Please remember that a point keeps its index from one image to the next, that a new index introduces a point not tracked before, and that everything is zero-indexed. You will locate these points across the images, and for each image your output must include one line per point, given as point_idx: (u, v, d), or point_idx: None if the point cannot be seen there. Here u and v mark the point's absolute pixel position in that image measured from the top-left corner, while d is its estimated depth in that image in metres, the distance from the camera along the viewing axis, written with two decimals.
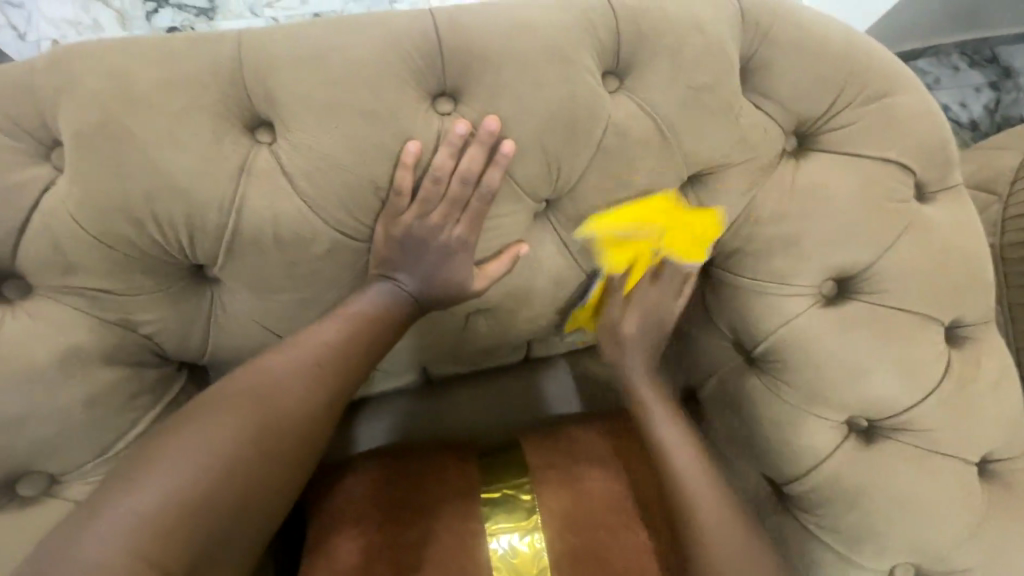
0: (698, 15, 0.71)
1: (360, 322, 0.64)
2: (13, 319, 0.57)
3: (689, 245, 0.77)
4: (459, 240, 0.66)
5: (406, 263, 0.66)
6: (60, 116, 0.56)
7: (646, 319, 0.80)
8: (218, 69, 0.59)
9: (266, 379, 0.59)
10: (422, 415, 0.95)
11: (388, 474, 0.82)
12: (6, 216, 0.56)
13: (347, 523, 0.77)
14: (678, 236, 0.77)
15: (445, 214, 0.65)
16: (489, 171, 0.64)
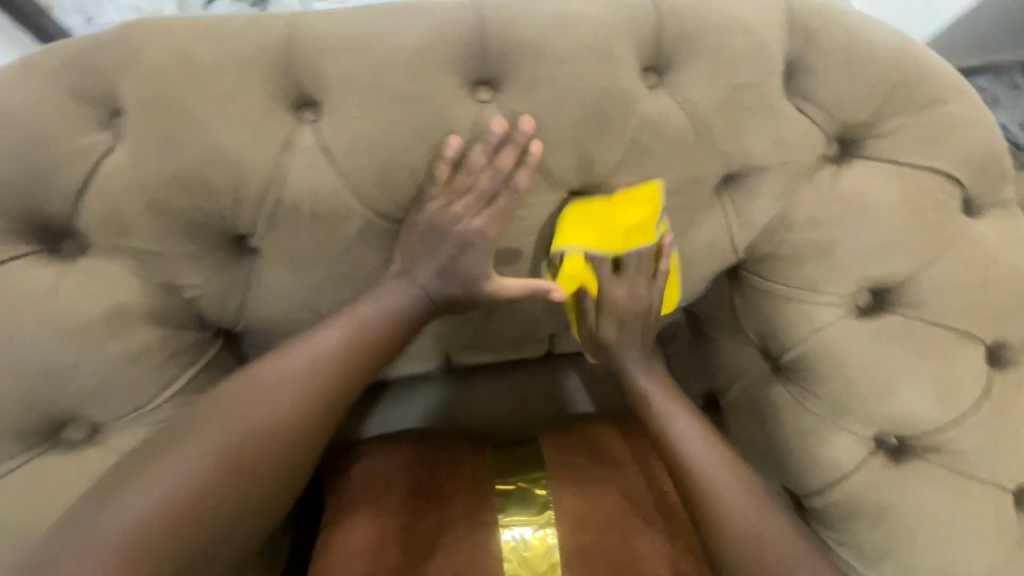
0: (744, 16, 0.70)
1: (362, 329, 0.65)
2: (69, 274, 0.60)
3: (633, 233, 0.71)
4: (476, 232, 0.67)
5: (421, 265, 0.67)
6: (124, 87, 0.59)
7: (638, 324, 0.77)
8: (272, 48, 0.61)
9: (259, 389, 0.60)
10: (437, 404, 0.96)
11: (403, 459, 0.84)
12: (68, 177, 0.59)
13: (359, 509, 0.78)
14: (618, 228, 0.71)
15: (467, 206, 0.66)
16: (520, 172, 0.66)
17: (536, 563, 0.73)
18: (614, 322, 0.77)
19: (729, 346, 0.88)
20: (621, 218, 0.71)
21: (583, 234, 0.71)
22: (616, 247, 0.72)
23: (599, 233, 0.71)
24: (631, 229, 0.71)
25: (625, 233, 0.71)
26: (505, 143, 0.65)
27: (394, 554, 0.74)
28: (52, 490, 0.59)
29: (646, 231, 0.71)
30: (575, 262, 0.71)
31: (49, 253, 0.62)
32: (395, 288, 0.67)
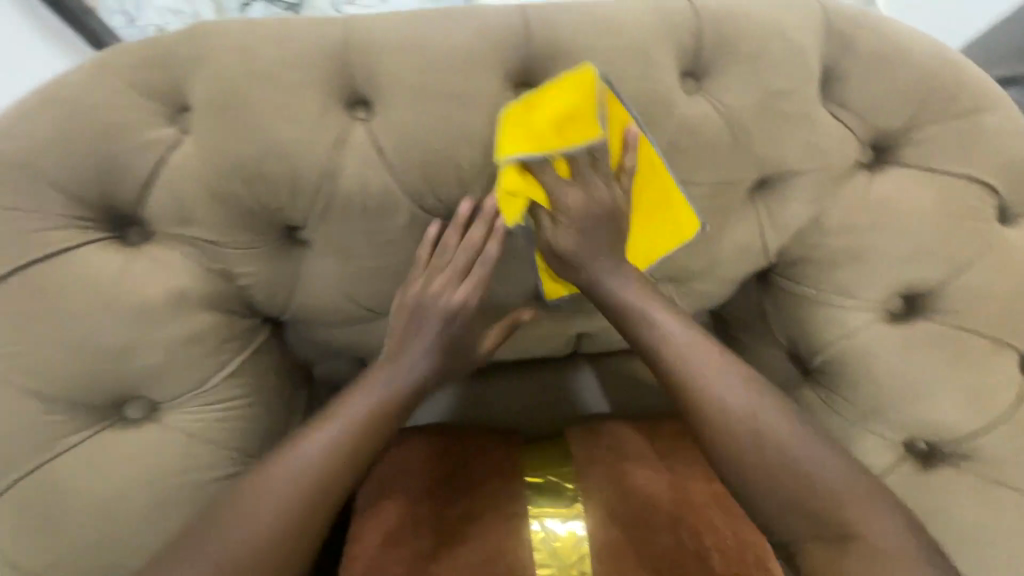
0: (781, 24, 0.72)
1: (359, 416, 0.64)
2: (135, 260, 0.64)
3: (575, 125, 0.63)
4: (459, 304, 0.68)
5: (410, 347, 0.69)
6: (192, 85, 0.63)
7: (603, 227, 0.68)
8: (330, 50, 0.64)
9: (273, 480, 0.60)
10: (460, 400, 0.98)
11: (433, 450, 0.86)
12: (138, 168, 0.63)
13: (387, 498, 0.81)
14: (556, 120, 0.63)
15: (446, 282, 0.68)
16: (488, 243, 0.68)
17: (565, 554, 0.75)
18: (570, 230, 0.67)
19: (758, 349, 0.89)
20: (548, 109, 0.63)
21: (517, 140, 0.63)
22: (557, 143, 0.63)
23: (533, 132, 0.63)
24: (570, 120, 0.63)
25: (563, 123, 0.62)
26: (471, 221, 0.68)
27: (427, 540, 0.77)
28: (116, 462, 0.63)
29: (589, 122, 0.63)
30: (513, 172, 0.64)
31: (116, 238, 0.65)
32: (388, 372, 0.68)
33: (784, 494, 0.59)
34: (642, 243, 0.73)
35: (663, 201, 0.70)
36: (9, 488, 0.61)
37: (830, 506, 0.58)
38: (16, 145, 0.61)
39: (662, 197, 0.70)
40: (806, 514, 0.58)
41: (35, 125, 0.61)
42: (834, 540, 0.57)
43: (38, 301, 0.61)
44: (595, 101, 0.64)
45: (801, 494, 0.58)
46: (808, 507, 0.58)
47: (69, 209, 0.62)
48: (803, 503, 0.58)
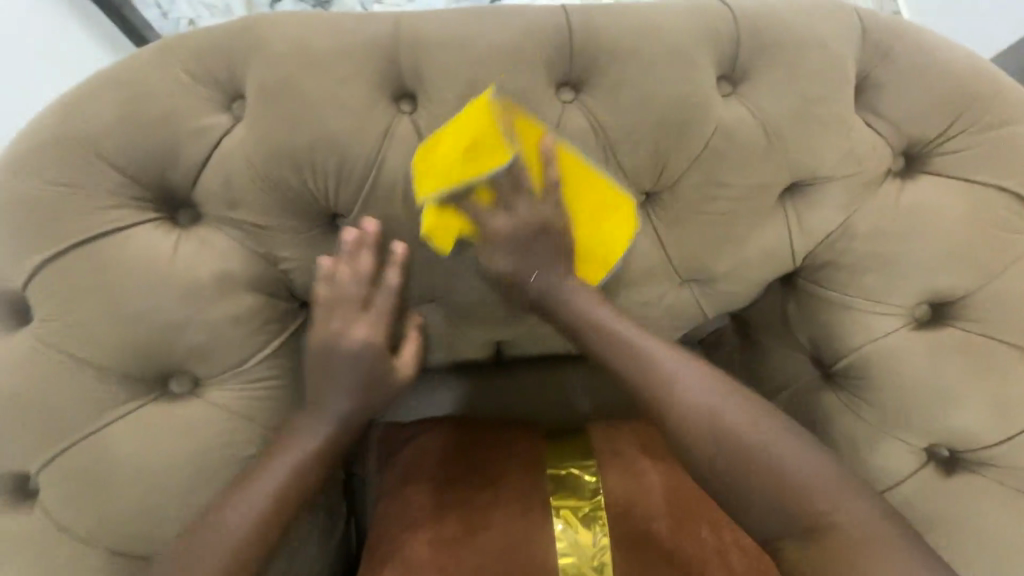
0: (819, 32, 0.73)
1: (290, 475, 0.64)
2: (186, 241, 0.66)
3: (483, 156, 0.65)
4: (362, 338, 0.67)
5: (329, 392, 0.67)
6: (248, 74, 0.66)
7: (542, 243, 0.68)
8: (377, 44, 0.67)
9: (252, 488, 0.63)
10: (473, 397, 0.99)
11: (449, 445, 0.88)
12: (193, 152, 0.65)
13: (412, 486, 0.84)
14: (464, 152, 0.65)
15: (345, 318, 0.67)
16: (389, 271, 0.68)
17: (588, 545, 0.75)
18: (505, 252, 0.68)
19: (781, 352, 0.89)
20: (456, 143, 0.65)
21: (432, 178, 0.66)
22: (468, 175, 0.65)
23: (444, 168, 0.65)
24: (479, 151, 0.65)
25: (472, 155, 0.65)
26: (360, 248, 0.67)
27: (450, 523, 0.79)
28: (160, 435, 0.65)
29: (497, 148, 0.65)
30: (434, 212, 0.67)
31: (168, 218, 0.68)
32: (313, 424, 0.66)
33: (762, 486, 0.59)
34: (592, 257, 0.74)
35: (601, 210, 0.72)
36: (60, 455, 0.64)
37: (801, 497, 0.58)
38: (79, 128, 0.64)
39: (602, 211, 0.72)
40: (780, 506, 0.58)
41: (97, 110, 0.64)
42: (805, 535, 0.57)
43: (93, 277, 0.63)
44: (498, 125, 0.65)
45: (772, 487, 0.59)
46: (785, 501, 0.58)
47: (126, 190, 0.65)
48: (779, 495, 0.59)
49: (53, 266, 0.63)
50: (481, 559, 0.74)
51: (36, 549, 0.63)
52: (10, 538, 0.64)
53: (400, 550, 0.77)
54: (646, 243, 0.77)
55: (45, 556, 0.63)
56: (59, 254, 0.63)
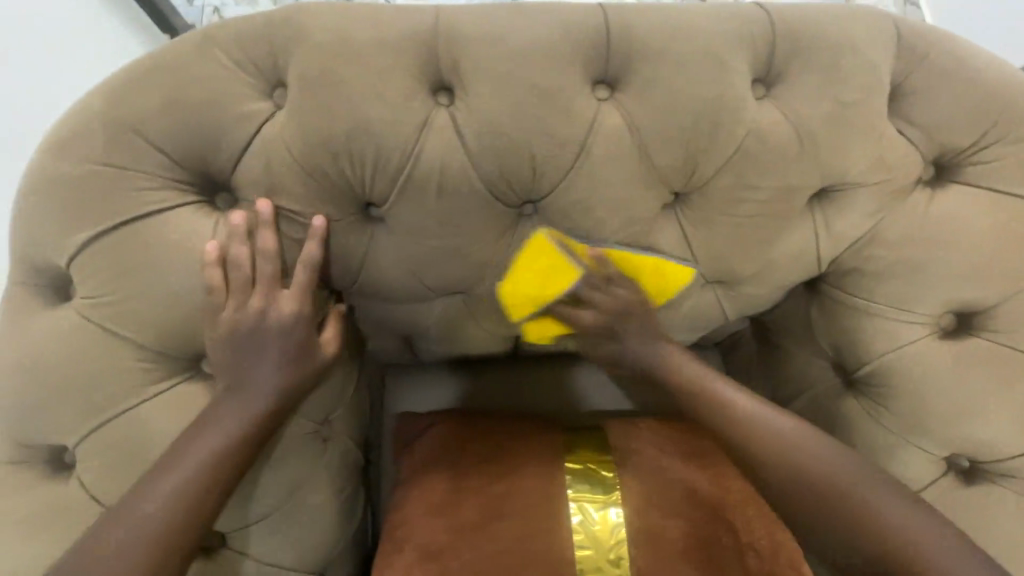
0: (856, 37, 0.73)
1: (231, 438, 0.63)
2: (223, 223, 0.67)
3: (555, 282, 0.78)
4: (289, 316, 0.67)
5: (255, 369, 0.66)
6: (289, 61, 0.66)
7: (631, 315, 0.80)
8: (418, 37, 0.67)
9: (201, 441, 0.63)
10: (476, 392, 1.00)
11: (457, 434, 0.89)
12: (234, 136, 0.66)
13: (433, 472, 0.85)
14: (540, 283, 0.78)
15: (264, 296, 0.66)
16: (308, 244, 0.68)
17: (604, 538, 0.76)
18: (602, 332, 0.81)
19: (802, 356, 0.90)
20: (532, 279, 0.77)
21: (524, 306, 0.81)
22: (554, 298, 0.79)
23: (528, 298, 0.79)
24: (551, 280, 0.78)
25: (548, 285, 0.78)
26: (256, 228, 0.66)
27: (469, 510, 0.79)
28: (194, 413, 0.67)
29: (563, 273, 0.77)
30: (535, 327, 0.85)
31: (207, 202, 0.69)
32: (242, 397, 0.65)
33: (841, 518, 0.67)
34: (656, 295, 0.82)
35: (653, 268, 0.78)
36: (97, 429, 0.65)
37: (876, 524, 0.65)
38: (125, 112, 0.65)
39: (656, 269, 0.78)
40: (858, 535, 0.66)
41: (142, 95, 0.65)
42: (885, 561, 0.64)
43: (135, 256, 0.65)
44: (555, 258, 0.76)
45: (847, 514, 0.67)
46: (860, 528, 0.66)
47: (169, 172, 0.66)
48: (855, 523, 0.66)
49: (96, 245, 0.64)
50: (500, 548, 0.75)
51: (71, 522, 0.65)
52: (48, 509, 0.65)
53: (420, 534, 0.78)
54: (674, 243, 0.77)
55: (79, 526, 0.65)
56: (102, 233, 0.64)
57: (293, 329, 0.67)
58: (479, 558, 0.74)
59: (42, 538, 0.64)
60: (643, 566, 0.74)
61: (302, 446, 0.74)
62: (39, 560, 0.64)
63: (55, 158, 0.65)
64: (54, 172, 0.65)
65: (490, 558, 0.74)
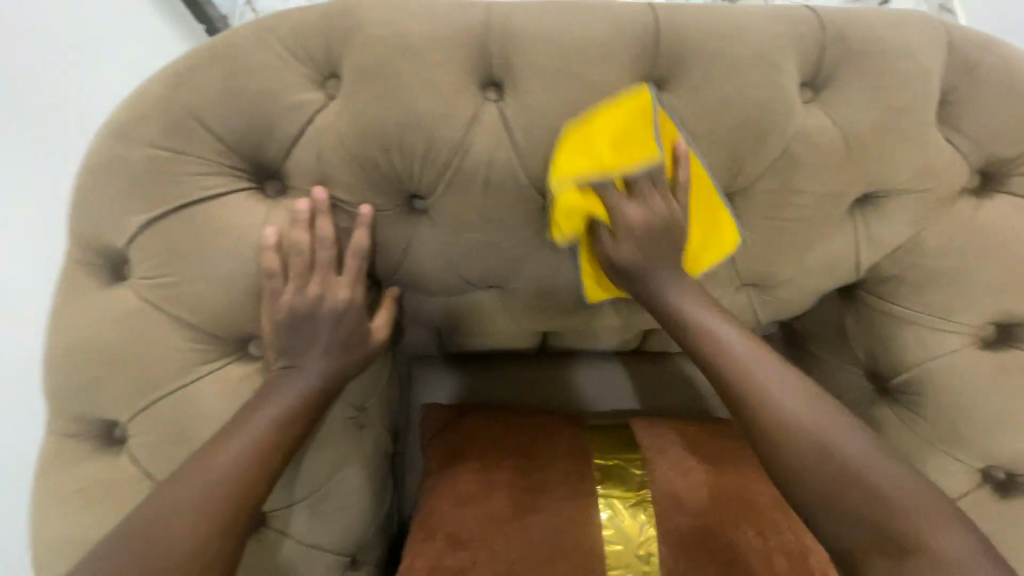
0: (907, 44, 0.73)
1: (280, 418, 0.65)
2: (275, 210, 0.69)
3: (630, 148, 0.68)
4: (343, 302, 0.69)
5: (309, 352, 0.68)
6: (344, 53, 0.67)
7: (661, 240, 0.69)
8: (470, 33, 0.68)
9: (254, 421, 0.65)
10: (499, 386, 1.01)
11: (487, 427, 0.89)
12: (288, 126, 0.68)
13: (461, 464, 0.85)
14: (611, 140, 0.67)
15: (325, 282, 0.68)
16: (357, 234, 0.69)
17: (634, 533, 0.77)
18: (631, 243, 0.69)
19: (835, 362, 0.90)
20: (607, 130, 0.67)
21: (571, 162, 0.67)
22: (611, 165, 0.67)
23: (590, 155, 0.67)
24: (626, 141, 0.68)
25: (616, 142, 0.67)
26: (316, 216, 0.68)
27: (500, 502, 0.80)
28: (241, 395, 0.69)
29: (643, 142, 0.68)
30: (573, 192, 0.67)
31: (258, 188, 0.70)
32: (295, 377, 0.68)
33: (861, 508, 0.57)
34: (695, 257, 0.75)
35: (709, 216, 0.73)
36: (149, 406, 0.68)
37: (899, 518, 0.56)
38: (183, 101, 0.67)
39: (711, 216, 0.73)
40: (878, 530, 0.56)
41: (199, 84, 0.67)
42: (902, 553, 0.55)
43: (190, 240, 0.67)
44: (648, 122, 0.68)
45: (868, 504, 0.57)
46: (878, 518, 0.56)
47: (224, 159, 0.68)
48: (868, 512, 0.57)
49: (154, 227, 0.67)
50: (531, 541, 0.76)
51: (123, 497, 0.68)
52: (103, 482, 0.68)
53: (451, 523, 0.79)
54: None
55: (132, 499, 0.68)
56: (160, 216, 0.67)
57: (344, 316, 0.69)
58: (511, 548, 0.76)
59: (98, 511, 0.68)
60: (672, 564, 0.75)
61: (341, 432, 0.76)
62: (96, 531, 0.67)
63: (115, 143, 0.67)
64: (115, 156, 0.67)
65: (521, 550, 0.75)
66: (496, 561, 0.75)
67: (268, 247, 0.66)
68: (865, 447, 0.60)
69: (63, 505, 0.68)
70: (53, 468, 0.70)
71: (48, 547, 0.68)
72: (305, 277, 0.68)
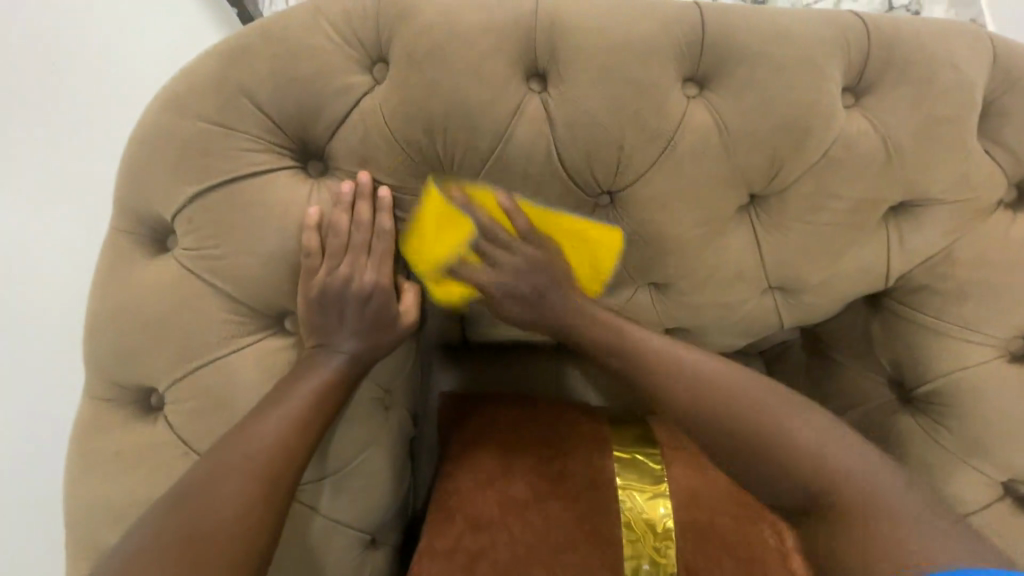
0: (953, 53, 0.73)
1: (315, 394, 0.66)
2: (317, 189, 0.70)
3: (453, 233, 0.72)
4: (375, 284, 0.70)
5: (343, 329, 0.70)
6: (393, 38, 0.68)
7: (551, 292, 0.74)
8: (517, 23, 0.69)
9: (291, 395, 0.66)
10: (518, 376, 1.03)
11: (511, 415, 0.90)
12: (335, 107, 0.69)
13: (481, 448, 0.86)
14: (437, 235, 0.72)
15: (355, 264, 0.69)
16: (380, 215, 0.69)
17: (652, 526, 0.78)
18: (507, 301, 0.75)
19: (857, 369, 0.90)
20: (429, 230, 0.72)
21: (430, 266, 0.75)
22: (454, 249, 0.73)
23: (430, 250, 0.73)
24: (445, 231, 0.72)
25: (440, 235, 0.72)
26: (357, 198, 0.69)
27: (519, 489, 0.81)
28: (277, 368, 0.70)
29: (461, 225, 0.72)
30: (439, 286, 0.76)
31: (300, 167, 0.72)
32: (330, 355, 0.69)
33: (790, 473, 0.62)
34: (594, 276, 0.79)
35: (578, 238, 0.76)
36: (188, 375, 0.69)
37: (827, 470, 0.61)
38: (233, 78, 0.68)
39: (579, 241, 0.76)
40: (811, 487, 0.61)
41: (248, 63, 0.68)
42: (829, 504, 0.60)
43: (235, 214, 0.68)
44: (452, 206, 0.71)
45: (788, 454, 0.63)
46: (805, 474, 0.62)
47: (271, 137, 0.69)
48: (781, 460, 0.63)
49: (201, 200, 0.68)
50: (550, 527, 0.77)
51: (157, 462, 0.69)
52: (138, 447, 0.70)
53: (471, 505, 0.80)
54: (745, 243, 0.78)
55: (164, 464, 0.69)
56: (207, 189, 0.68)
57: (379, 297, 0.70)
58: (530, 533, 0.77)
59: (129, 475, 0.69)
60: (688, 558, 0.76)
61: (368, 410, 0.77)
62: (126, 494, 0.69)
63: (166, 117, 0.69)
64: (165, 130, 0.68)
65: (540, 535, 0.77)
66: (516, 544, 0.76)
67: (311, 225, 0.68)
68: (778, 406, 0.67)
69: (100, 467, 0.70)
70: (90, 431, 0.72)
71: (83, 507, 0.70)
72: (345, 257, 0.69)
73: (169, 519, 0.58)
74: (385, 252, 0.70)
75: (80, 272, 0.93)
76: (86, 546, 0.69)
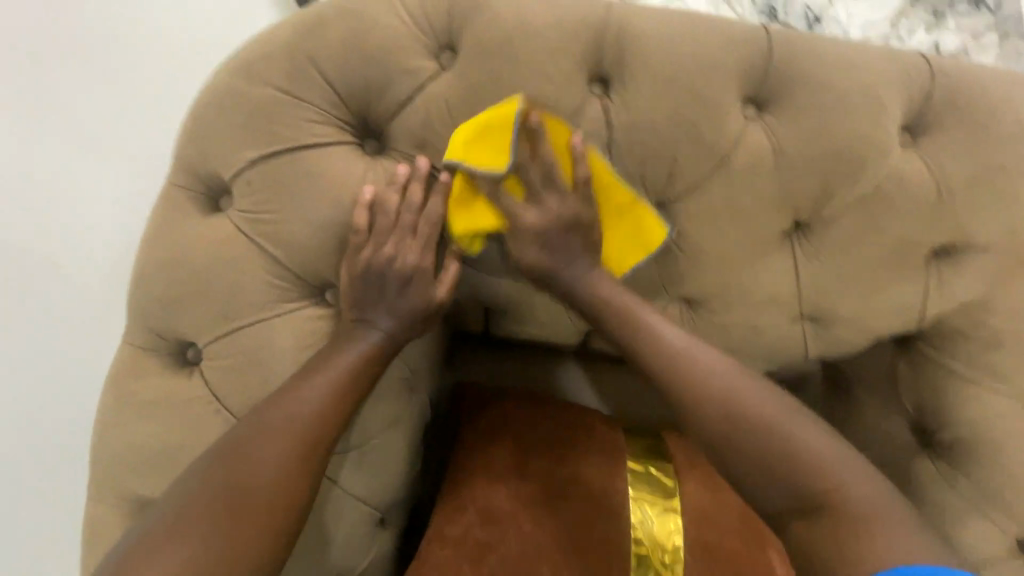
0: (1015, 103, 0.73)
1: (351, 369, 0.67)
2: (373, 166, 0.71)
3: (493, 146, 0.67)
4: (416, 267, 0.70)
5: (380, 308, 0.70)
6: (465, 28, 0.69)
7: (570, 238, 0.72)
8: (588, 25, 0.70)
9: (325, 368, 0.67)
10: (532, 376, 1.03)
11: (527, 409, 0.89)
12: (399, 89, 0.70)
13: (495, 440, 0.86)
14: (489, 132, 0.66)
15: (400, 245, 0.70)
16: (437, 200, 0.70)
17: (662, 539, 0.78)
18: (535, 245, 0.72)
19: (879, 408, 0.89)
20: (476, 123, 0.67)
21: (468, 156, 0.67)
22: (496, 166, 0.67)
23: (481, 149, 0.67)
24: (492, 132, 0.66)
25: (488, 136, 0.66)
26: (411, 181, 0.70)
27: (533, 487, 0.81)
28: (315, 336, 0.72)
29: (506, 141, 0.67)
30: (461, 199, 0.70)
31: (359, 144, 0.73)
32: (364, 333, 0.70)
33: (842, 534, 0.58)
34: (617, 255, 0.75)
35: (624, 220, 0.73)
36: (229, 332, 0.71)
37: (848, 500, 0.59)
38: (306, 50, 0.69)
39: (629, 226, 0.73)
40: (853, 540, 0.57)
41: (320, 38, 0.69)
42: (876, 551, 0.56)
43: (294, 181, 0.69)
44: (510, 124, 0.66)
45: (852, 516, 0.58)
46: (838, 514, 0.59)
47: (335, 110, 0.71)
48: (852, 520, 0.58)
49: (261, 164, 0.70)
50: (560, 527, 0.78)
51: (187, 416, 0.71)
52: (171, 399, 0.72)
53: (484, 499, 0.81)
54: (784, 270, 0.78)
55: (193, 419, 0.71)
56: (268, 155, 0.70)
57: (421, 281, 0.71)
58: (540, 533, 0.77)
59: (158, 428, 0.71)
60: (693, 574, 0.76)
61: (395, 390, 0.78)
62: (153, 446, 0.71)
63: (238, 81, 0.70)
64: (235, 93, 0.70)
65: (551, 534, 0.78)
66: (526, 542, 0.77)
67: (364, 203, 0.69)
68: (818, 442, 0.63)
69: (133, 414, 0.72)
70: (123, 380, 0.73)
71: (112, 453, 0.72)
72: (390, 237, 0.70)
73: (209, 472, 0.60)
74: (431, 234, 0.71)
75: (118, 245, 0.92)
76: (113, 489, 0.71)
